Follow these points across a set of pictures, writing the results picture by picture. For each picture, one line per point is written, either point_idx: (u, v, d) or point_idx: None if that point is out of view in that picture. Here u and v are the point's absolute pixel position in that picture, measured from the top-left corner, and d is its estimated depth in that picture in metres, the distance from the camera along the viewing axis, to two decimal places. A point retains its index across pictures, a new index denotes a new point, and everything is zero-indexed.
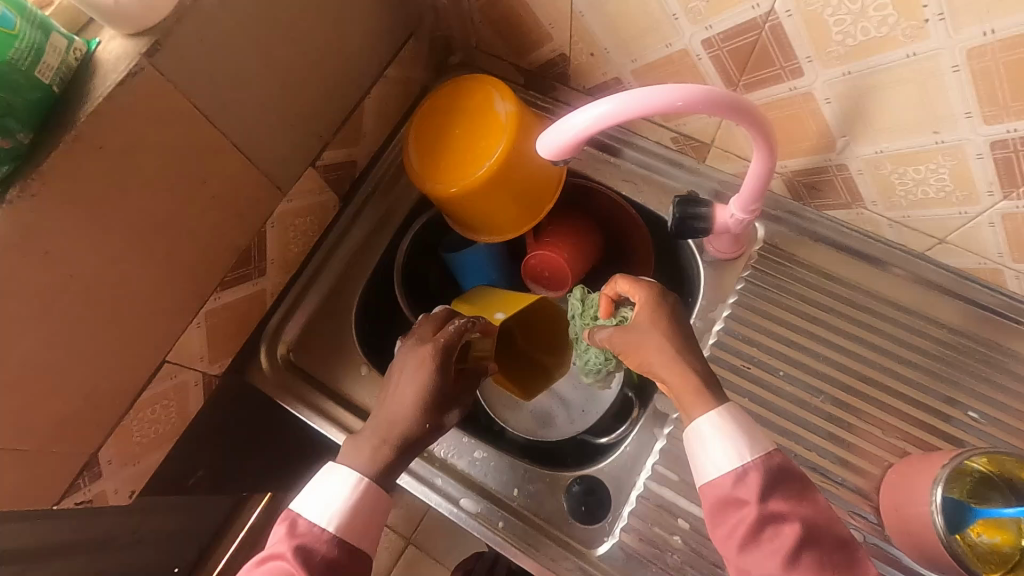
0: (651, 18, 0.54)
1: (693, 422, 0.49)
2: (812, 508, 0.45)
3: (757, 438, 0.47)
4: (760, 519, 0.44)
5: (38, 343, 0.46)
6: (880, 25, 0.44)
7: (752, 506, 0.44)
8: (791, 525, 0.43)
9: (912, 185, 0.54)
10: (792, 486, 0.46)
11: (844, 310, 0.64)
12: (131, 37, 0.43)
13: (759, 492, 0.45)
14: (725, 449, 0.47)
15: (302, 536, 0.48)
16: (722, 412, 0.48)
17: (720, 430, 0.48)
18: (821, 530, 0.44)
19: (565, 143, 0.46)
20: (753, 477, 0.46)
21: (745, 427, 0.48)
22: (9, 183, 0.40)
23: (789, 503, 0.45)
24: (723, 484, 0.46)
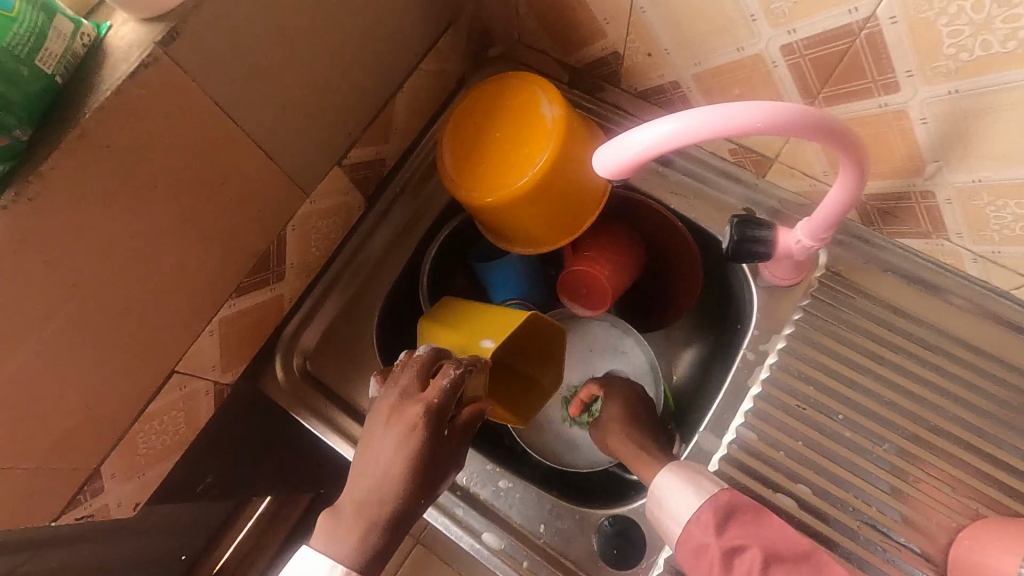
0: (724, 17, 0.48)
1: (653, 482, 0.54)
2: (768, 529, 0.47)
3: (701, 480, 0.52)
4: (723, 555, 0.47)
5: (36, 358, 0.42)
6: (1006, 39, 0.37)
7: (713, 545, 0.47)
8: (748, 552, 0.46)
9: (1009, 221, 0.48)
10: (746, 514, 0.49)
11: (913, 350, 0.58)
12: (145, 23, 0.38)
13: (714, 529, 0.48)
14: (678, 501, 0.51)
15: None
16: (671, 468, 0.53)
17: (675, 483, 0.52)
18: (782, 548, 0.46)
19: (624, 162, 0.40)
20: (709, 515, 0.49)
21: (687, 475, 0.53)
22: (5, 184, 0.36)
23: (744, 532, 0.47)
24: (687, 531, 0.50)
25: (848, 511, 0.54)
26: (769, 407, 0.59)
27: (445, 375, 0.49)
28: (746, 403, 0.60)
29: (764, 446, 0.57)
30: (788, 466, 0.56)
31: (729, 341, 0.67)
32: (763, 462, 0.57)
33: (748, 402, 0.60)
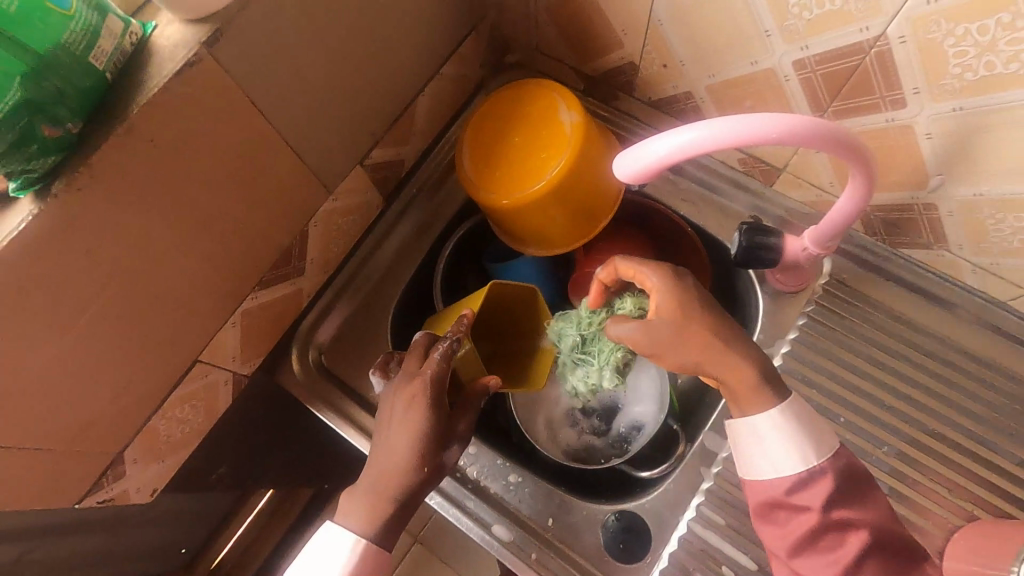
0: (739, 32, 0.50)
1: (748, 419, 0.47)
2: (877, 511, 0.43)
3: (820, 439, 0.45)
4: (823, 526, 0.42)
5: (72, 343, 0.43)
6: (1009, 61, 0.40)
7: (814, 513, 0.43)
8: (856, 533, 0.41)
9: (1008, 234, 0.50)
10: (856, 490, 0.44)
11: (912, 356, 0.59)
12: (190, 24, 0.40)
13: (822, 498, 0.43)
14: (785, 449, 0.45)
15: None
16: (783, 412, 0.46)
17: (780, 429, 0.46)
18: (888, 537, 0.42)
19: (643, 168, 0.42)
20: (821, 481, 0.43)
21: (807, 422, 0.46)
22: (55, 175, 0.37)
23: (854, 508, 0.43)
24: (783, 485, 0.44)
25: None
26: None
27: (438, 348, 0.52)
28: None
29: None
30: None
31: None
32: None
33: None
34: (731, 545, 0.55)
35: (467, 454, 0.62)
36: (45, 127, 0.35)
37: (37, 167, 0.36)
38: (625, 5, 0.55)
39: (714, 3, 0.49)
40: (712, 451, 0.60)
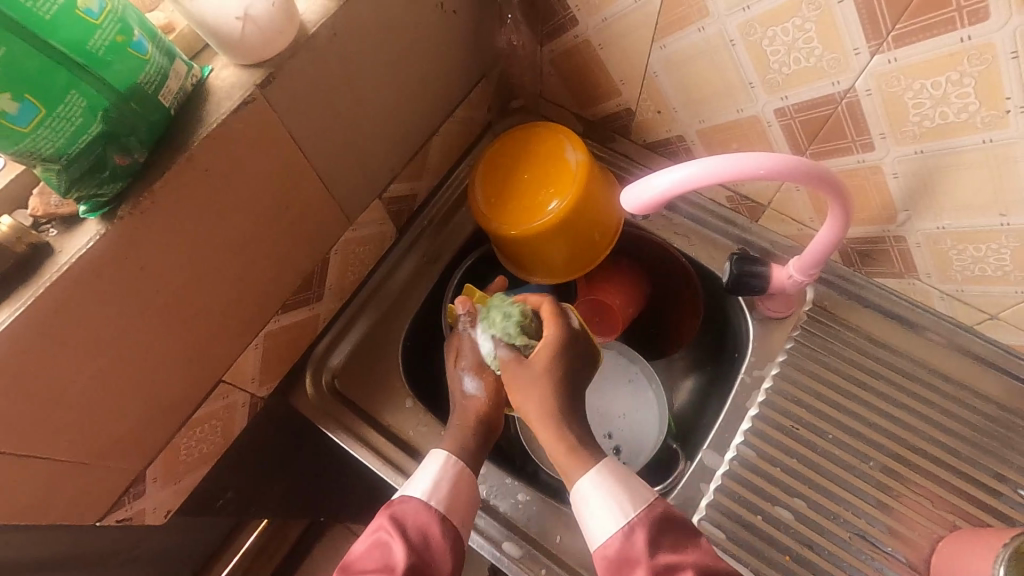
0: (727, 84, 0.57)
1: (574, 486, 0.52)
2: (700, 551, 0.47)
3: (633, 486, 0.51)
4: (655, 575, 0.45)
5: (116, 358, 0.46)
6: (960, 111, 0.46)
7: (643, 563, 0.46)
8: (683, 573, 0.45)
9: (970, 263, 0.56)
10: (677, 530, 0.49)
11: (890, 377, 0.64)
12: (245, 68, 0.45)
13: (648, 548, 0.47)
14: (608, 509, 0.50)
15: (396, 508, 0.51)
16: (599, 470, 0.52)
17: (599, 489, 0.51)
18: (716, 572, 0.46)
19: (647, 201, 0.47)
20: (638, 530, 0.48)
21: (618, 479, 0.51)
22: (120, 200, 0.41)
23: (678, 554, 0.47)
24: (615, 544, 0.48)
25: (839, 522, 0.59)
26: (765, 428, 0.64)
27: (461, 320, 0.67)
28: (745, 423, 0.65)
29: (762, 462, 0.63)
30: (783, 482, 0.61)
31: (727, 369, 0.73)
32: (760, 478, 0.62)
33: (747, 423, 0.65)
34: None
35: (477, 474, 0.65)
36: (116, 155, 0.39)
37: (106, 192, 0.40)
38: (623, 59, 0.62)
39: (704, 58, 0.56)
40: (711, 468, 0.63)
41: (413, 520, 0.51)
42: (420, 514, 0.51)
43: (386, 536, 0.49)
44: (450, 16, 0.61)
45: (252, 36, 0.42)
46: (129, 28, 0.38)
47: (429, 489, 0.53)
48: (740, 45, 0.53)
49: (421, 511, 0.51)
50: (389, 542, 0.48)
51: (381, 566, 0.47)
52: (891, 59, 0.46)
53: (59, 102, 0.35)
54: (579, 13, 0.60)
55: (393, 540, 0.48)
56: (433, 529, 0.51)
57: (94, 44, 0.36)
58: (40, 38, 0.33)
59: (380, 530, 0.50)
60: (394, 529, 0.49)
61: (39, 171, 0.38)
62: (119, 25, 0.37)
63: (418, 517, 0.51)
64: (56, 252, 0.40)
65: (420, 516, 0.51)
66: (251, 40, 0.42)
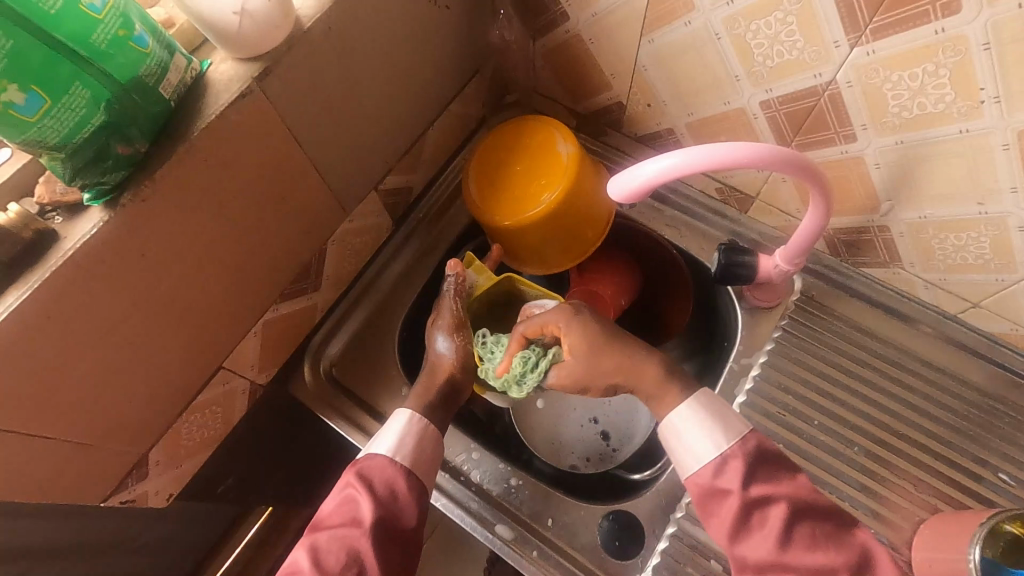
0: (714, 76, 0.58)
1: (670, 417, 0.55)
2: (792, 484, 0.50)
3: (728, 422, 0.53)
4: (747, 505, 0.49)
5: (119, 342, 0.48)
6: (937, 102, 0.47)
7: (735, 493, 0.49)
8: (776, 505, 0.48)
9: (951, 252, 0.57)
10: (768, 463, 0.51)
11: (876, 365, 0.66)
12: (242, 62, 0.46)
13: (741, 480, 0.50)
14: (703, 442, 0.52)
15: (363, 464, 0.55)
16: (693, 404, 0.54)
17: (694, 422, 0.54)
18: (807, 505, 0.49)
19: (635, 189, 0.48)
20: (733, 464, 0.51)
21: (713, 412, 0.54)
22: (122, 188, 0.43)
23: (770, 486, 0.49)
24: (708, 473, 0.51)
25: None
26: (753, 415, 0.66)
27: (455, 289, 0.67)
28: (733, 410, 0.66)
29: None
30: None
31: (717, 359, 0.74)
32: None
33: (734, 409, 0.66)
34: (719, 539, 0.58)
35: (470, 459, 0.66)
36: (118, 145, 0.41)
37: (108, 180, 0.42)
38: (614, 54, 0.63)
39: (691, 52, 0.57)
40: None
41: (379, 476, 0.54)
42: (384, 469, 0.54)
43: (353, 492, 0.53)
44: (443, 11, 0.62)
45: (248, 30, 0.44)
46: (131, 23, 0.39)
47: (393, 445, 0.56)
48: (725, 38, 0.54)
49: (386, 466, 0.55)
50: (356, 497, 0.52)
51: (349, 520, 0.51)
52: (869, 52, 0.47)
53: (65, 93, 0.37)
54: (570, 8, 0.62)
55: (359, 495, 0.52)
56: (398, 483, 0.54)
57: (97, 37, 0.37)
58: (46, 32, 0.35)
59: (348, 487, 0.53)
60: (360, 485, 0.53)
61: (44, 159, 0.39)
62: (121, 20, 0.39)
63: (384, 472, 0.54)
64: (61, 239, 0.42)
65: (384, 471, 0.54)
66: (247, 34, 0.44)
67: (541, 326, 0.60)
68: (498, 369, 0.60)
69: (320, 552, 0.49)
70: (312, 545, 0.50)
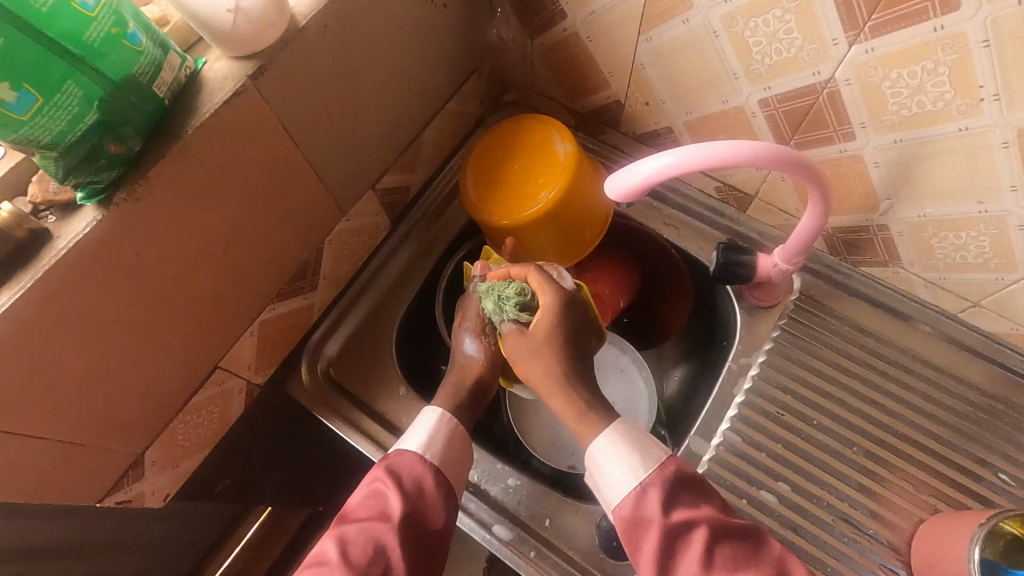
0: (712, 74, 0.58)
1: (590, 448, 0.52)
2: (709, 507, 0.48)
3: (644, 447, 0.51)
4: (670, 533, 0.47)
5: (114, 342, 0.48)
6: (936, 100, 0.47)
7: (656, 522, 0.47)
8: (697, 530, 0.46)
9: (951, 251, 0.57)
10: (687, 487, 0.49)
11: (876, 364, 0.65)
12: (237, 60, 0.46)
13: (662, 508, 0.48)
14: (619, 469, 0.50)
15: (392, 459, 0.55)
16: (613, 431, 0.52)
17: (613, 449, 0.51)
18: (727, 527, 0.47)
19: (632, 187, 0.48)
20: (652, 492, 0.49)
21: (634, 439, 0.51)
22: (115, 188, 0.43)
23: (691, 509, 0.48)
24: (630, 505, 0.49)
25: (823, 506, 0.60)
26: (752, 415, 0.65)
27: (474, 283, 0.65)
28: (731, 410, 0.66)
29: (748, 447, 0.64)
30: (768, 467, 0.63)
31: (716, 359, 0.74)
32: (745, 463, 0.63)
33: (733, 409, 0.66)
34: None
35: None
36: (111, 144, 0.41)
37: (102, 179, 0.42)
38: (612, 52, 0.63)
39: (689, 50, 0.57)
40: (697, 454, 0.65)
41: (408, 472, 0.54)
42: (415, 466, 0.54)
43: (381, 487, 0.52)
44: (440, 9, 0.62)
45: (243, 28, 0.43)
46: (124, 20, 0.39)
47: (424, 443, 0.56)
48: (723, 35, 0.54)
49: (416, 463, 0.54)
50: (385, 492, 0.52)
51: (378, 514, 0.51)
52: (868, 50, 0.47)
53: (57, 91, 0.36)
54: (567, 6, 0.61)
55: (388, 490, 0.52)
56: (427, 480, 0.54)
57: (90, 36, 0.37)
58: (36, 30, 0.34)
59: (375, 481, 0.53)
60: (389, 480, 0.53)
61: (36, 158, 0.39)
62: (114, 18, 0.38)
63: (413, 468, 0.54)
64: (54, 238, 0.41)
65: (414, 468, 0.54)
66: (242, 32, 0.43)
67: (540, 285, 0.57)
68: (491, 271, 0.61)
69: (346, 543, 0.49)
70: (340, 537, 0.50)
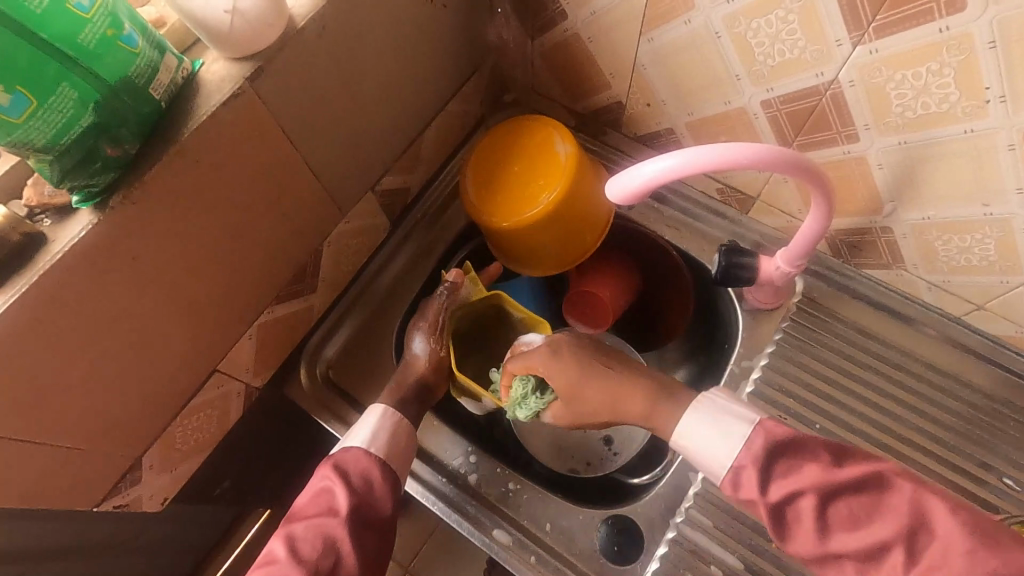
0: (714, 76, 0.57)
1: (681, 432, 0.53)
2: (813, 468, 0.44)
3: (729, 419, 0.50)
4: (775, 510, 0.44)
5: (111, 346, 0.47)
6: (941, 102, 0.46)
7: (760, 499, 0.45)
8: (802, 500, 0.43)
9: (955, 253, 0.56)
10: (782, 454, 0.46)
11: (878, 367, 0.65)
12: (234, 62, 0.46)
13: (759, 486, 0.45)
14: (716, 446, 0.49)
15: (338, 457, 0.55)
16: (696, 409, 0.52)
17: (705, 426, 0.51)
18: (837, 486, 0.42)
19: (634, 189, 0.47)
20: (747, 469, 0.46)
21: (716, 416, 0.51)
22: (111, 191, 0.42)
23: (792, 478, 0.44)
24: (733, 484, 0.47)
25: None
26: None
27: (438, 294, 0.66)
28: None
29: None
30: None
31: (717, 362, 0.73)
32: None
33: None
34: (719, 546, 0.58)
35: (468, 462, 0.65)
36: (107, 147, 0.40)
37: (97, 182, 0.41)
38: (613, 53, 0.62)
39: (691, 51, 0.56)
40: None
41: (354, 467, 0.54)
42: (360, 460, 0.54)
43: (329, 483, 0.52)
44: (440, 9, 0.61)
45: (240, 30, 0.43)
46: (120, 22, 0.39)
47: (368, 437, 0.56)
48: (724, 36, 0.53)
49: (361, 458, 0.55)
50: (332, 488, 0.52)
51: (325, 510, 0.50)
52: (872, 51, 0.47)
53: (51, 93, 0.36)
54: (568, 7, 0.61)
55: (336, 485, 0.52)
56: (374, 473, 0.54)
57: (84, 37, 0.37)
58: (31, 32, 0.34)
59: (323, 479, 0.53)
60: (336, 476, 0.52)
61: (31, 161, 0.39)
62: (110, 19, 0.38)
63: (359, 463, 0.54)
64: (49, 242, 0.41)
65: (360, 463, 0.54)
66: (239, 34, 0.43)
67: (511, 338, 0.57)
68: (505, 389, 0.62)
69: (296, 541, 0.48)
70: (288, 535, 0.49)
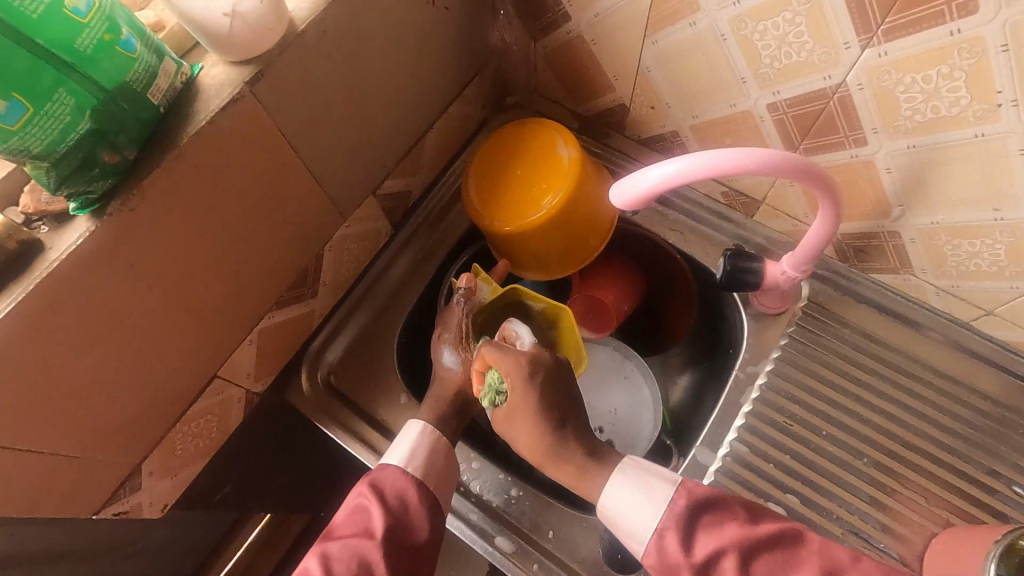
0: (720, 78, 0.56)
1: (601, 500, 0.53)
2: (733, 527, 0.46)
3: (654, 480, 0.51)
4: (699, 572, 0.45)
5: (109, 353, 0.47)
6: (951, 105, 0.46)
7: (684, 562, 0.46)
8: (725, 560, 0.45)
9: (965, 258, 0.55)
10: (704, 516, 0.48)
11: (885, 373, 0.64)
12: (234, 65, 0.45)
13: (684, 548, 0.46)
14: (639, 510, 0.50)
15: (376, 474, 0.54)
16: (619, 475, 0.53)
17: (629, 490, 0.52)
18: (755, 541, 0.45)
19: (636, 196, 0.47)
20: (671, 531, 0.48)
21: (639, 481, 0.52)
22: (109, 197, 0.42)
23: (715, 536, 0.46)
24: (654, 551, 0.48)
25: (832, 519, 0.59)
26: (760, 425, 0.64)
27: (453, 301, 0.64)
28: (738, 420, 0.65)
29: (755, 458, 0.62)
30: (775, 478, 0.61)
31: (722, 367, 0.73)
32: (753, 474, 0.62)
33: (740, 419, 0.65)
34: None
35: (470, 469, 0.65)
36: (105, 153, 0.40)
37: (95, 189, 0.41)
38: (616, 55, 0.62)
39: (696, 53, 0.56)
40: (703, 464, 0.63)
41: (392, 486, 0.53)
42: (398, 479, 0.54)
43: (366, 502, 0.52)
44: (441, 12, 0.61)
45: (239, 33, 0.42)
46: (117, 27, 0.38)
47: (406, 455, 0.56)
48: (731, 38, 0.52)
49: (399, 476, 0.54)
50: (369, 507, 0.51)
51: (361, 530, 0.50)
52: (881, 53, 0.46)
53: (47, 100, 0.35)
54: (571, 9, 0.60)
55: (372, 505, 0.51)
56: (411, 493, 0.53)
57: (81, 42, 0.36)
58: (26, 37, 0.33)
59: (360, 496, 0.52)
60: (372, 494, 0.52)
61: (28, 168, 0.38)
62: (107, 24, 0.37)
63: (396, 482, 0.54)
64: (46, 249, 0.41)
65: (397, 481, 0.54)
66: (238, 37, 0.42)
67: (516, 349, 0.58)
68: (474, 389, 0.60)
69: (330, 560, 0.48)
70: (322, 553, 0.49)
